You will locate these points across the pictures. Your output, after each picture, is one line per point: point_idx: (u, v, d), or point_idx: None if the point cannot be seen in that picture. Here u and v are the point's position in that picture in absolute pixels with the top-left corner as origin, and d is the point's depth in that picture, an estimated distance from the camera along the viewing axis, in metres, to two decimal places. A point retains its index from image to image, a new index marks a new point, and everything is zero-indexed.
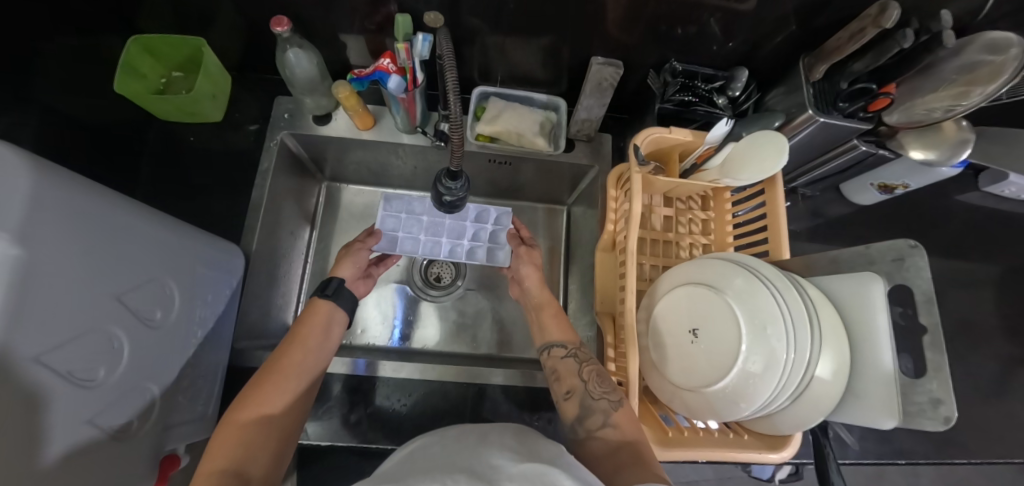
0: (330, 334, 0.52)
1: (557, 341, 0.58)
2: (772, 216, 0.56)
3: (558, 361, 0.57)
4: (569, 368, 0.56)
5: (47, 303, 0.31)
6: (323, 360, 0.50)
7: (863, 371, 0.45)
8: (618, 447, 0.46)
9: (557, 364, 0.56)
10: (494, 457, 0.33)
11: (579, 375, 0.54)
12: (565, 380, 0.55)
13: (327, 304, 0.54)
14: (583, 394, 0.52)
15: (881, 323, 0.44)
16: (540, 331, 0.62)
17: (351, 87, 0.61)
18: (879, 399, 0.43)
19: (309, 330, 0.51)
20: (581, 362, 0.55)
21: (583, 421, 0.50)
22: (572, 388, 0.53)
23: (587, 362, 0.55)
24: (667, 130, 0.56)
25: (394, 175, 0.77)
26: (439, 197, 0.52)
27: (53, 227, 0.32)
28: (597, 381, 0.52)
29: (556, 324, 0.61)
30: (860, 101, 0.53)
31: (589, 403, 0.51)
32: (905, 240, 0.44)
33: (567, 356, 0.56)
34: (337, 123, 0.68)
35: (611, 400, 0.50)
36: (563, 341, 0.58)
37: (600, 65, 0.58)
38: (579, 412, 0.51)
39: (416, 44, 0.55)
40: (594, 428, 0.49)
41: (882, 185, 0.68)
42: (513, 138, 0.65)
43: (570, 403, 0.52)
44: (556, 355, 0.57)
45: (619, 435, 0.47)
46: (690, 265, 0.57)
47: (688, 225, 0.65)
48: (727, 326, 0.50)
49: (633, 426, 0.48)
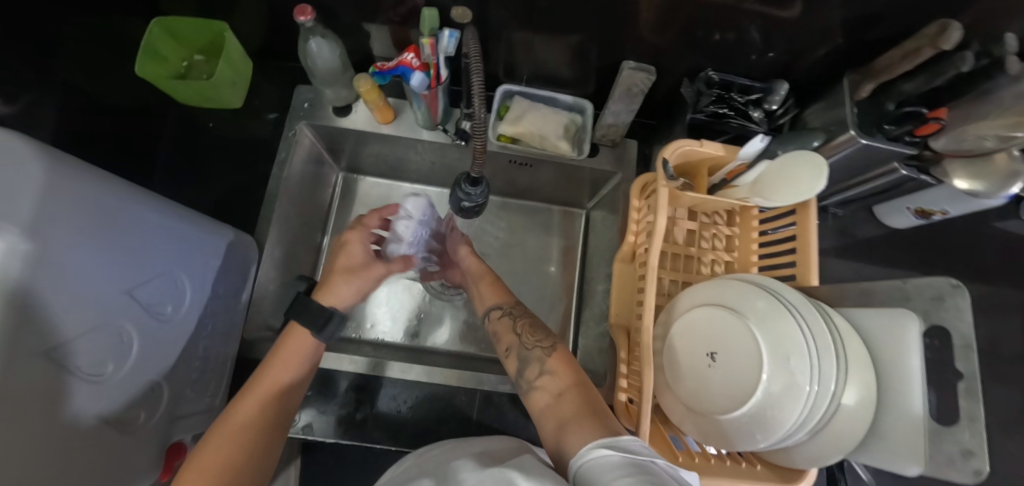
0: (305, 374, 0.47)
1: (494, 304, 0.59)
2: (803, 238, 0.53)
3: (497, 323, 0.57)
4: (506, 327, 0.56)
5: (58, 298, 0.31)
6: (296, 398, 0.46)
7: (891, 413, 0.43)
8: (559, 393, 0.46)
9: (496, 325, 0.56)
10: (463, 468, 0.37)
11: (515, 332, 0.54)
12: (505, 339, 0.55)
13: (306, 338, 0.48)
14: (520, 348, 0.52)
15: (915, 366, 0.42)
16: (479, 297, 0.61)
17: (373, 81, 0.59)
18: (903, 439, 0.41)
19: (280, 365, 0.46)
20: (518, 318, 0.56)
21: (524, 374, 0.50)
22: (510, 345, 0.53)
23: (523, 319, 0.55)
24: (698, 143, 0.54)
25: (411, 170, 0.76)
26: (458, 204, 0.51)
27: (65, 221, 0.32)
28: (531, 332, 0.53)
29: (492, 290, 0.61)
30: (907, 125, 0.50)
31: (525, 353, 0.51)
32: (947, 279, 0.41)
33: (504, 316, 0.57)
34: (356, 116, 0.66)
35: (545, 348, 0.51)
36: (500, 303, 0.58)
37: (632, 70, 0.56)
38: (519, 366, 0.51)
39: (442, 40, 0.53)
40: (534, 379, 0.49)
41: (920, 210, 0.64)
42: (535, 140, 0.64)
43: (510, 358, 0.52)
44: (494, 317, 0.57)
45: (557, 380, 0.47)
46: (708, 285, 0.55)
47: (711, 241, 0.62)
48: (752, 357, 0.48)
49: (568, 368, 0.48)
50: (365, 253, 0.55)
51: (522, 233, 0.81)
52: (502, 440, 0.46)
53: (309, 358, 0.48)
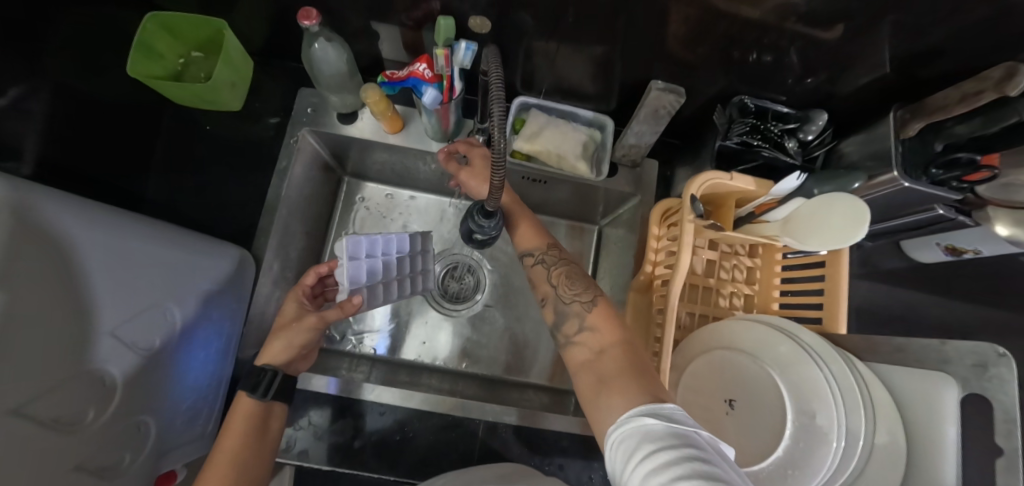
0: (266, 434, 0.44)
1: (528, 249, 0.54)
2: (832, 280, 0.51)
3: (532, 271, 0.53)
4: (541, 275, 0.52)
5: (34, 352, 0.28)
6: (261, 472, 0.43)
7: (921, 481, 0.41)
8: (601, 352, 0.44)
9: (532, 272, 0.53)
10: None
11: (551, 282, 0.51)
12: (540, 289, 0.52)
13: (251, 401, 0.44)
14: (557, 300, 0.50)
15: (951, 426, 0.39)
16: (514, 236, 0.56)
17: (381, 91, 0.55)
18: None
19: (238, 437, 0.42)
20: (554, 265, 0.52)
21: (561, 329, 0.48)
22: (545, 296, 0.51)
23: (560, 264, 0.52)
24: (728, 176, 0.50)
25: (419, 179, 0.72)
26: (471, 235, 0.48)
27: (37, 262, 0.29)
28: (569, 284, 0.50)
29: (526, 229, 0.56)
30: (955, 171, 0.47)
31: (564, 308, 0.48)
32: (993, 346, 0.37)
33: (538, 263, 0.53)
34: (362, 123, 0.63)
35: (585, 303, 0.48)
36: (532, 248, 0.54)
37: (660, 91, 0.52)
38: (557, 319, 0.49)
39: (458, 51, 0.50)
40: (571, 334, 0.47)
41: (950, 247, 0.61)
42: (552, 159, 0.60)
43: (547, 310, 0.50)
44: (529, 265, 0.54)
45: (599, 339, 0.45)
46: (727, 324, 0.53)
47: (731, 271, 0.59)
48: (779, 410, 0.46)
49: (612, 326, 0.45)
50: (301, 307, 0.50)
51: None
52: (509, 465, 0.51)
53: (264, 420, 0.45)
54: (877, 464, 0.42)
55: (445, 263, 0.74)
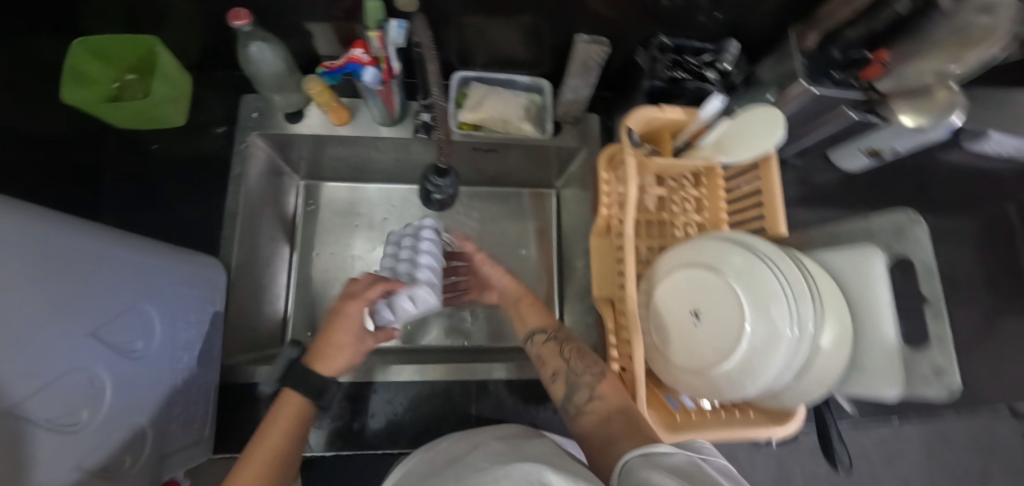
0: (301, 433, 0.47)
1: (538, 328, 0.60)
2: (767, 189, 0.55)
3: (541, 347, 0.58)
4: (552, 351, 0.57)
5: (29, 348, 0.29)
6: (294, 464, 0.45)
7: (865, 344, 0.46)
8: (608, 416, 0.47)
9: (541, 349, 0.57)
10: (480, 459, 0.41)
11: (561, 355, 0.56)
12: (550, 363, 0.56)
13: (299, 398, 0.47)
14: (568, 373, 0.53)
15: (883, 290, 0.44)
16: (518, 320, 0.63)
17: (323, 81, 0.57)
18: (880, 363, 0.44)
19: (280, 436, 0.45)
20: (565, 341, 0.57)
21: (572, 398, 0.51)
22: (557, 369, 0.54)
23: (569, 343, 0.57)
24: (658, 109, 0.54)
25: (376, 169, 0.74)
26: (427, 196, 0.55)
27: (30, 263, 0.29)
28: (582, 358, 0.54)
29: (533, 311, 0.63)
30: (851, 70, 0.53)
31: (575, 378, 0.52)
32: (906, 211, 0.43)
33: (549, 340, 0.58)
34: (310, 120, 0.64)
35: (595, 374, 0.51)
36: (543, 327, 0.60)
37: (586, 43, 0.56)
38: (567, 391, 0.52)
39: (390, 31, 0.52)
40: (583, 404, 0.50)
41: (870, 150, 0.66)
42: (498, 124, 0.62)
43: (558, 383, 0.53)
44: (539, 341, 0.58)
45: (607, 405, 0.48)
46: (685, 246, 0.56)
47: (680, 204, 0.62)
48: (735, 308, 0.49)
49: (619, 392, 0.49)
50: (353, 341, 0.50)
51: (496, 218, 0.80)
52: (507, 427, 0.50)
53: (303, 419, 0.47)
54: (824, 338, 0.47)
55: None
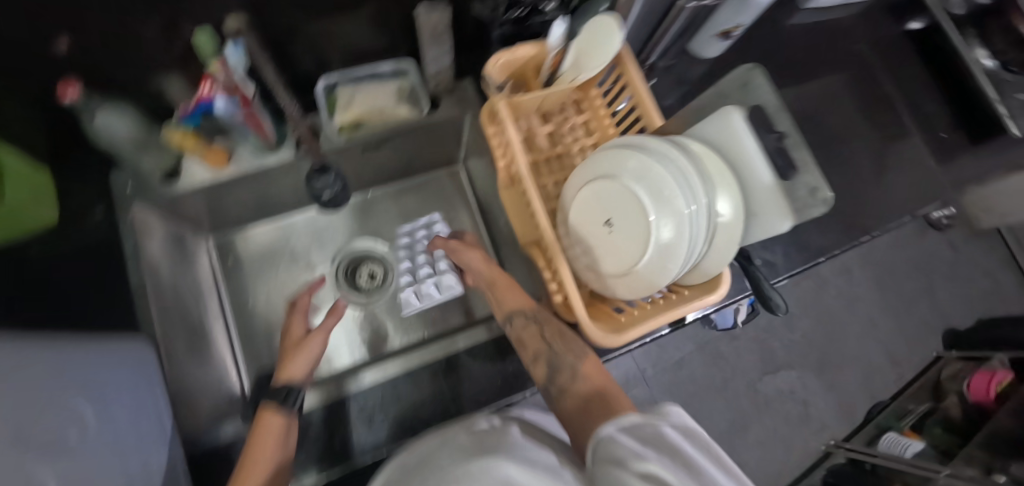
0: (288, 443, 0.49)
1: (518, 310, 0.59)
2: (634, 87, 0.58)
3: (521, 330, 0.57)
4: (532, 333, 0.56)
5: None
6: (285, 472, 0.47)
7: (753, 192, 0.50)
8: (591, 396, 0.48)
9: (521, 332, 0.57)
10: (444, 459, 0.40)
11: (543, 337, 0.56)
12: (530, 347, 0.56)
13: (278, 415, 0.49)
14: (549, 355, 0.54)
15: (750, 141, 0.48)
16: (495, 304, 0.62)
17: (184, 127, 0.56)
18: (768, 201, 0.48)
19: (268, 448, 0.46)
20: (545, 322, 0.57)
21: (555, 381, 0.53)
22: (538, 353, 0.55)
23: (549, 325, 0.57)
24: (512, 50, 0.56)
25: (280, 200, 0.74)
26: (320, 197, 0.60)
27: None
28: (562, 342, 0.55)
29: (511, 295, 0.61)
30: None
31: (557, 361, 0.53)
32: (745, 65, 0.49)
33: (530, 322, 0.57)
34: (191, 172, 0.62)
35: (575, 355, 0.54)
36: (523, 308, 0.59)
37: (426, 12, 0.56)
38: (549, 373, 0.54)
39: (230, 57, 0.51)
40: (564, 384, 0.52)
41: (721, 32, 0.70)
42: (377, 116, 0.65)
43: (539, 367, 0.54)
44: (518, 324, 0.58)
45: (589, 383, 0.50)
46: (582, 168, 0.58)
47: (571, 133, 0.64)
48: (636, 204, 0.52)
49: (600, 373, 0.52)
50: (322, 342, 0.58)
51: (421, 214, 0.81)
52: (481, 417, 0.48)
53: (286, 432, 0.49)
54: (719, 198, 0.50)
55: (347, 262, 0.78)
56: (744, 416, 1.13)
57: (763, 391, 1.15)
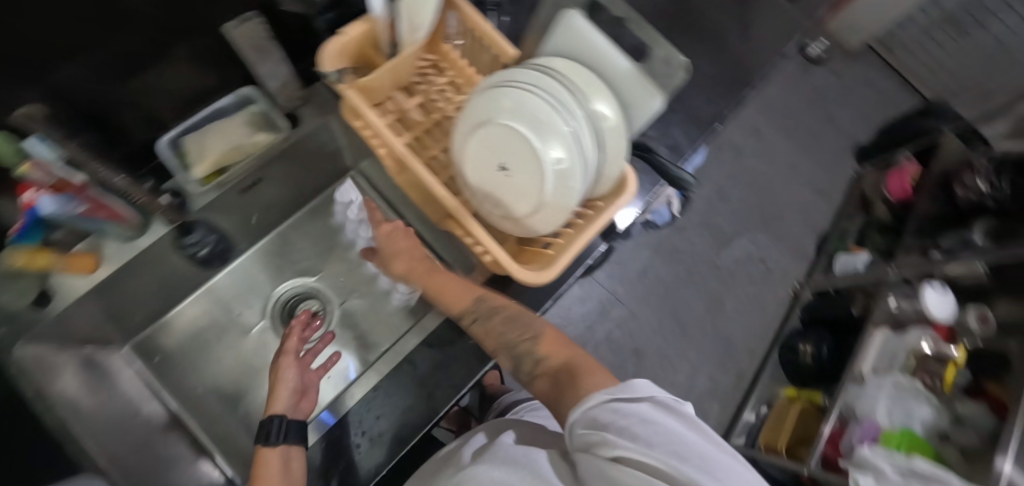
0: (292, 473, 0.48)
1: (464, 307, 0.54)
2: (478, 29, 0.55)
3: (474, 327, 0.53)
4: (486, 328, 0.53)
5: None
6: None
7: (619, 84, 0.50)
8: (556, 375, 0.46)
9: (475, 330, 0.53)
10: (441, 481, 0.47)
11: (498, 329, 0.52)
12: (488, 342, 0.52)
13: (274, 450, 0.49)
14: (508, 347, 0.51)
15: (593, 37, 0.48)
16: (446, 296, 0.57)
17: (23, 246, 0.50)
18: (629, 86, 0.49)
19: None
20: (502, 311, 0.53)
21: (521, 369, 0.50)
22: (496, 347, 0.52)
23: (504, 309, 0.53)
24: (337, 34, 0.51)
25: (179, 279, 0.66)
26: (196, 257, 0.62)
27: None
28: (514, 327, 0.51)
29: (454, 294, 0.56)
30: None
31: (516, 350, 0.50)
32: None
33: (479, 317, 0.53)
34: (61, 294, 0.53)
35: (531, 339, 0.50)
36: (472, 302, 0.54)
37: (238, 25, 0.51)
38: (514, 361, 0.51)
39: (37, 151, 0.46)
40: (531, 370, 0.49)
41: None
42: (236, 154, 0.60)
43: (503, 357, 0.52)
44: (468, 322, 0.54)
45: (553, 362, 0.48)
46: (459, 126, 0.56)
47: (440, 97, 0.61)
48: (517, 131, 0.49)
49: (561, 349, 0.49)
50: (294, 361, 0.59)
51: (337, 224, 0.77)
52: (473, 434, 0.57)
53: (286, 464, 0.49)
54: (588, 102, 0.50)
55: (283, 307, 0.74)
56: (718, 293, 1.20)
57: (725, 264, 1.22)
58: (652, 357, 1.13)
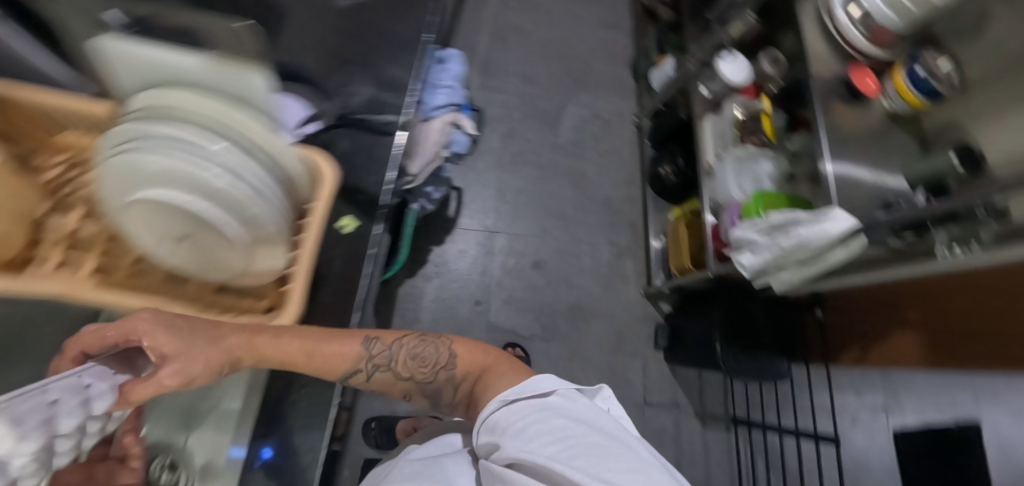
0: None
1: (349, 369, 0.43)
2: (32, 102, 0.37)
3: (373, 380, 0.46)
4: (386, 379, 0.47)
5: None
6: None
7: (219, 90, 0.33)
8: (470, 380, 0.49)
9: (371, 384, 0.47)
10: None
11: (399, 375, 0.48)
12: (393, 387, 0.49)
13: None
14: (419, 385, 0.49)
15: (150, 49, 0.32)
16: (315, 371, 0.42)
17: None
18: (236, 86, 0.33)
19: None
20: (395, 360, 0.47)
21: (441, 400, 0.51)
22: (407, 390, 0.49)
23: (400, 363, 0.48)
24: None
25: None
26: None
27: None
28: (417, 361, 0.48)
29: (329, 356, 0.41)
30: None
31: (430, 386, 0.49)
32: None
33: (370, 373, 0.46)
34: None
35: (444, 368, 0.49)
36: (351, 368, 0.44)
37: None
38: (429, 397, 0.51)
39: None
40: (452, 395, 0.51)
41: None
42: None
43: (416, 397, 0.51)
44: (358, 381, 0.46)
45: (467, 372, 0.49)
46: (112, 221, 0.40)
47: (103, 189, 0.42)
48: (155, 211, 0.37)
49: (475, 355, 0.50)
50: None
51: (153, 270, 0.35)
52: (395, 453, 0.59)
53: None
54: (211, 128, 0.35)
55: None
56: (575, 167, 1.24)
57: (566, 138, 1.25)
58: (554, 255, 1.16)
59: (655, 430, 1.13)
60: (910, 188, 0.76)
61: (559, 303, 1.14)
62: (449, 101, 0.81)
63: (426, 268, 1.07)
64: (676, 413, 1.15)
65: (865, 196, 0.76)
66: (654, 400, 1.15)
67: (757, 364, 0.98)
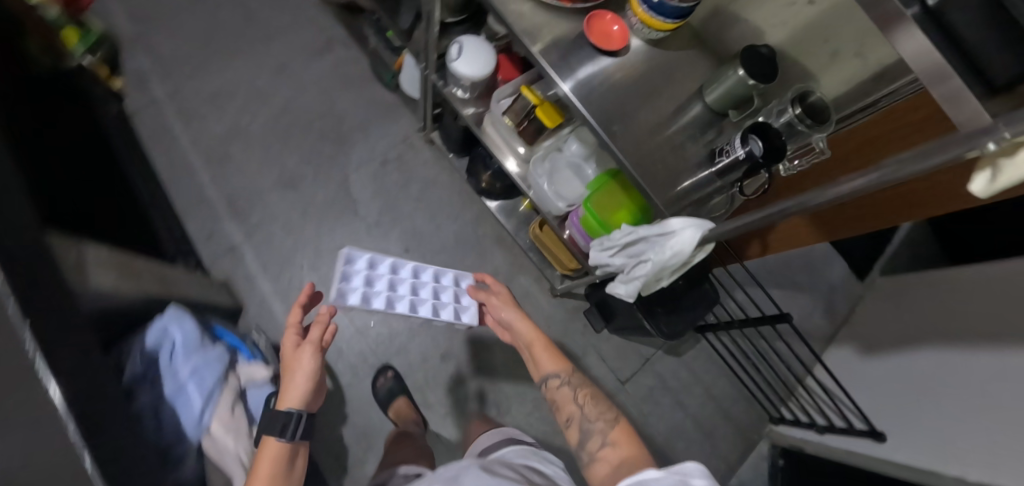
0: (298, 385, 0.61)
1: (553, 372, 0.66)
2: None
3: (557, 391, 0.64)
4: (564, 394, 0.63)
5: None
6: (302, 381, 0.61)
7: None
8: (618, 461, 0.51)
9: (556, 393, 0.64)
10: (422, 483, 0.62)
11: (573, 401, 0.62)
12: (564, 408, 0.62)
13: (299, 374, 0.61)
14: (580, 419, 0.59)
15: None
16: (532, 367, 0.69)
17: None
18: None
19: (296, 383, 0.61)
20: (578, 391, 0.63)
21: (585, 446, 0.56)
22: (570, 414, 0.60)
23: (582, 390, 0.63)
24: None
25: None
26: None
27: None
28: (592, 405, 0.60)
29: (550, 355, 0.68)
30: None
31: (587, 426, 0.58)
32: None
33: (562, 384, 0.64)
34: None
35: (606, 419, 0.58)
36: (557, 372, 0.65)
37: None
38: (580, 436, 0.57)
39: None
40: (594, 450, 0.55)
41: None
42: None
43: (572, 428, 0.59)
44: (554, 385, 0.65)
45: (617, 449, 0.53)
46: None
47: None
48: None
49: (629, 440, 0.55)
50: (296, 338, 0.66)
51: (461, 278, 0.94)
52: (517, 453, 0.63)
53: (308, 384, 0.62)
54: None
55: None
56: (405, 234, 1.12)
57: (374, 213, 1.11)
58: (453, 333, 1.10)
59: (647, 394, 1.18)
60: (721, 116, 0.65)
61: (491, 371, 1.09)
62: (208, 389, 0.62)
63: (354, 453, 0.99)
64: (652, 366, 1.20)
65: (680, 163, 0.64)
66: (627, 373, 1.18)
67: (686, 310, 0.95)
